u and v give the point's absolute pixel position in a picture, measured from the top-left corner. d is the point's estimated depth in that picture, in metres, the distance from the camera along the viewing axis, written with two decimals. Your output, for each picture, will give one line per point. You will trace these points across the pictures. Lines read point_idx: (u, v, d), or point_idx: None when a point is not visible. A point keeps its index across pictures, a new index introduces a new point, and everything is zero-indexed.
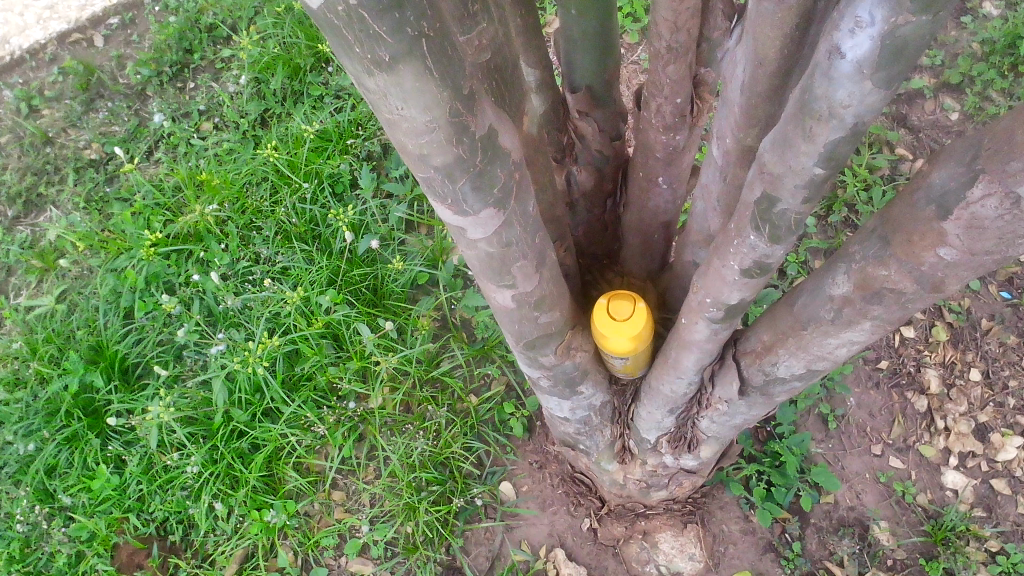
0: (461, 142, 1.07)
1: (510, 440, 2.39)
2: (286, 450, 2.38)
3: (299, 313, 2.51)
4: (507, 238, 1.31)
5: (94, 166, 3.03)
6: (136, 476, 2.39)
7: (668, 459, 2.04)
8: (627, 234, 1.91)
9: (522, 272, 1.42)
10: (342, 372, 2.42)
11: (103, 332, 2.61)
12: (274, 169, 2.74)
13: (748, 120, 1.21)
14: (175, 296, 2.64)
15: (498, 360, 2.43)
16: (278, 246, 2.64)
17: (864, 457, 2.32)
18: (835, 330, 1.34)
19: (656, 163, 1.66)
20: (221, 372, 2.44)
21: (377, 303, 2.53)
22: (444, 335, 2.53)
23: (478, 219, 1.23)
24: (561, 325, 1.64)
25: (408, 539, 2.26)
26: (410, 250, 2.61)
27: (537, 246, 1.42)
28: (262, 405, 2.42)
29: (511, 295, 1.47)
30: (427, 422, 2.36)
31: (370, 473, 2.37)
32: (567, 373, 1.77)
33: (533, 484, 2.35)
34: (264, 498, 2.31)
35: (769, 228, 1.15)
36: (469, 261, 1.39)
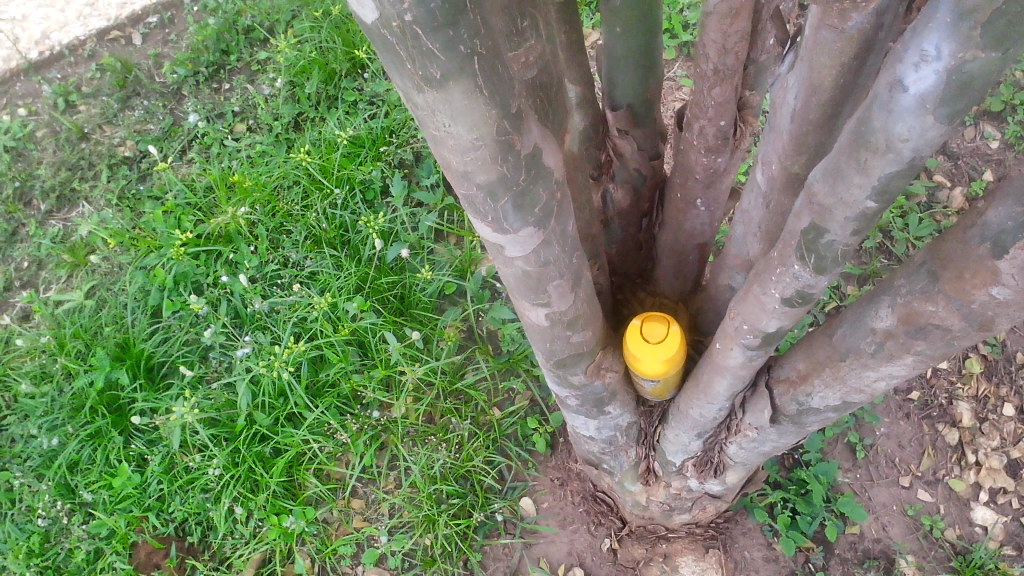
0: (505, 160, 1.05)
1: (532, 455, 2.38)
2: (307, 456, 2.37)
3: (325, 319, 2.50)
4: (545, 257, 1.30)
5: (128, 164, 3.04)
6: (157, 475, 2.39)
7: (693, 482, 2.01)
8: (660, 255, 1.89)
9: (557, 291, 1.40)
10: (366, 381, 2.41)
11: (130, 329, 2.61)
12: (306, 174, 2.73)
13: (797, 148, 1.19)
14: (203, 296, 2.64)
15: (524, 374, 2.42)
16: (307, 251, 2.63)
17: (892, 489, 2.28)
18: (875, 363, 1.31)
19: (695, 184, 1.64)
20: (246, 375, 2.43)
21: (403, 312, 2.51)
22: (469, 347, 2.50)
23: (517, 237, 1.22)
24: (592, 344, 1.63)
25: (427, 551, 2.25)
26: (439, 260, 2.60)
27: (575, 266, 1.40)
28: (286, 409, 2.41)
29: (544, 313, 1.46)
30: (450, 434, 2.34)
31: (391, 483, 2.37)
32: (596, 393, 1.75)
33: (554, 501, 2.33)
34: (283, 503, 2.30)
35: (815, 259, 1.13)
36: (505, 278, 1.38)
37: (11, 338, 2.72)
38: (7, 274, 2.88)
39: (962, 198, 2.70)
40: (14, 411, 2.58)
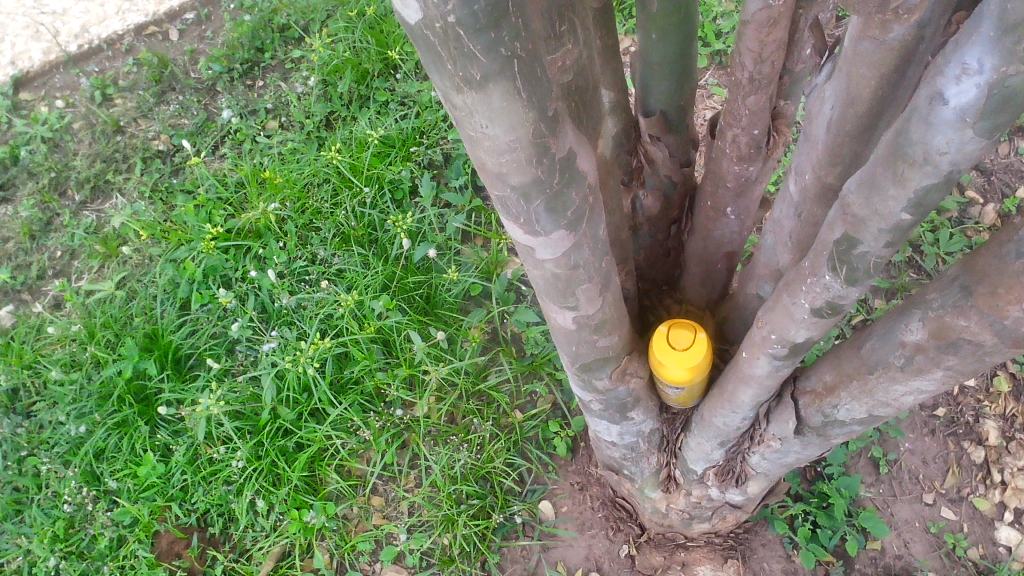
0: (540, 163, 1.06)
1: (553, 458, 2.39)
2: (329, 451, 2.39)
3: (351, 316, 2.49)
4: (575, 260, 1.31)
5: (162, 158, 3.07)
6: (181, 465, 2.41)
7: (714, 491, 2.02)
8: (688, 262, 1.88)
9: (586, 295, 1.41)
10: (390, 379, 2.41)
11: (159, 321, 2.63)
12: (336, 172, 2.75)
13: (832, 158, 1.19)
14: (232, 290, 2.65)
15: (546, 377, 2.42)
16: (335, 248, 2.63)
17: (915, 505, 2.26)
18: (904, 376, 1.31)
19: (726, 193, 1.64)
20: (271, 369, 2.44)
21: (429, 312, 2.51)
22: (493, 349, 2.51)
23: (548, 240, 1.23)
24: (618, 350, 1.63)
25: (445, 551, 2.26)
26: (465, 261, 2.60)
27: (605, 271, 1.41)
28: (310, 405, 2.42)
29: (572, 316, 1.47)
30: (472, 435, 2.35)
31: (410, 481, 2.38)
32: (620, 398, 1.75)
33: (573, 506, 2.34)
34: (305, 498, 2.33)
35: (847, 270, 1.13)
36: (534, 280, 1.39)
37: (43, 326, 2.76)
38: (41, 262, 2.93)
39: (993, 215, 2.68)
40: (43, 398, 2.62)
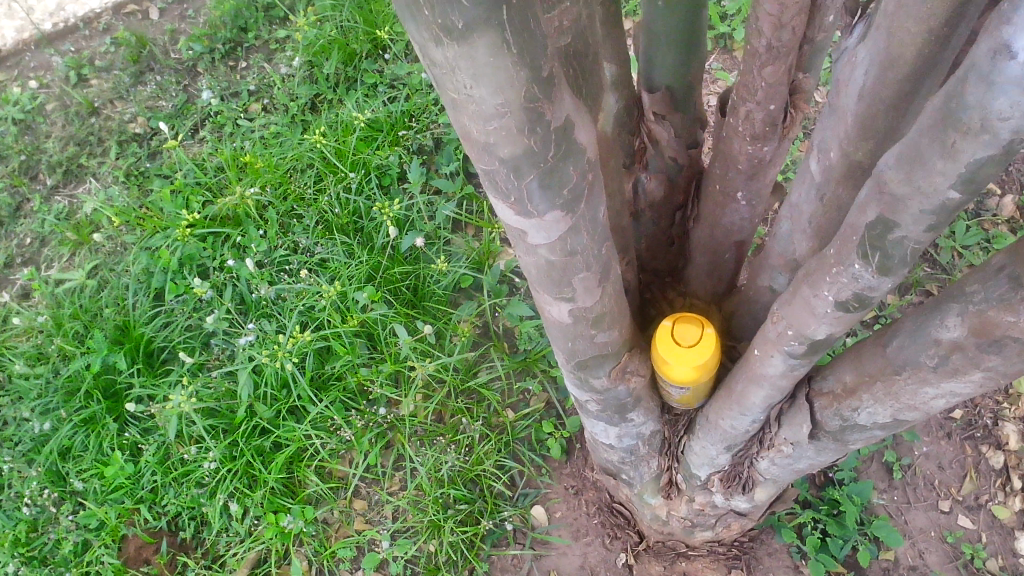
0: (533, 132, 0.92)
1: (546, 461, 2.25)
2: (308, 451, 2.26)
3: (333, 309, 2.35)
4: (571, 246, 1.17)
5: (138, 141, 2.91)
6: (151, 466, 2.27)
7: (718, 498, 1.89)
8: (694, 253, 1.74)
9: (584, 285, 1.27)
10: (374, 375, 2.27)
11: (131, 312, 2.49)
12: (321, 157, 2.61)
13: (862, 132, 1.05)
14: (208, 280, 2.51)
15: (540, 374, 2.29)
16: (318, 237, 2.49)
17: (930, 513, 2.13)
18: (936, 378, 1.18)
19: (737, 176, 1.50)
20: (248, 364, 2.30)
21: (416, 304, 2.37)
22: (484, 344, 2.38)
23: (542, 222, 1.09)
24: (618, 346, 1.50)
25: (430, 559, 2.12)
26: (455, 252, 2.46)
27: (605, 259, 1.27)
28: (289, 402, 2.28)
29: (568, 309, 1.33)
30: (460, 435, 2.21)
31: (395, 484, 2.25)
32: (619, 398, 1.62)
33: (568, 511, 2.20)
34: (282, 501, 2.19)
35: (880, 258, 1.00)
36: (526, 268, 1.26)
37: (9, 316, 2.61)
38: (9, 250, 2.78)
39: (1012, 207, 2.55)
40: (8, 393, 2.48)
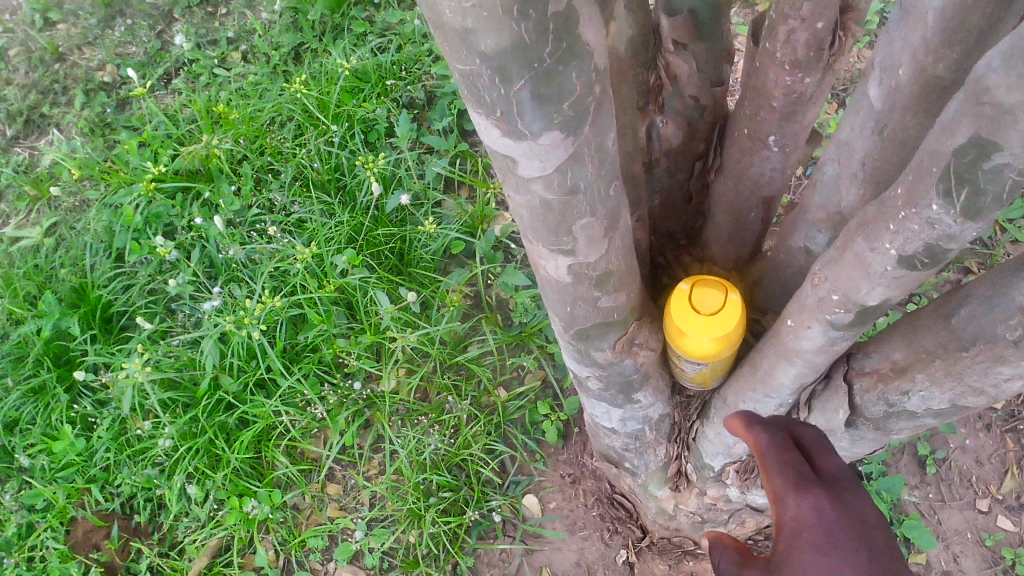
0: (524, 17, 0.69)
1: (541, 446, 2.03)
2: (277, 430, 2.04)
3: (308, 273, 2.13)
4: (573, 181, 0.95)
5: (105, 90, 2.67)
6: (104, 442, 2.06)
7: (733, 492, 1.67)
8: (713, 211, 1.51)
9: (587, 234, 1.05)
10: (351, 347, 2.05)
11: (89, 273, 2.26)
12: (301, 109, 2.37)
13: (948, 34, 0.82)
14: (174, 239, 2.28)
15: (536, 351, 2.06)
16: (295, 195, 2.26)
17: (966, 513, 1.92)
18: (1015, 356, 0.95)
19: (769, 116, 1.26)
20: (213, 332, 2.07)
21: (400, 271, 2.15)
22: (475, 316, 2.16)
23: (536, 147, 0.87)
24: (625, 313, 1.28)
25: (409, 551, 1.92)
26: (446, 214, 2.24)
27: (613, 204, 1.05)
28: (256, 374, 2.06)
29: (567, 265, 1.11)
30: (446, 415, 1.99)
31: (373, 468, 2.03)
32: (625, 374, 1.41)
33: (563, 502, 1.98)
34: (247, 484, 1.98)
35: (969, 195, 0.77)
36: (517, 211, 1.03)
37: None
38: None
39: None
40: None
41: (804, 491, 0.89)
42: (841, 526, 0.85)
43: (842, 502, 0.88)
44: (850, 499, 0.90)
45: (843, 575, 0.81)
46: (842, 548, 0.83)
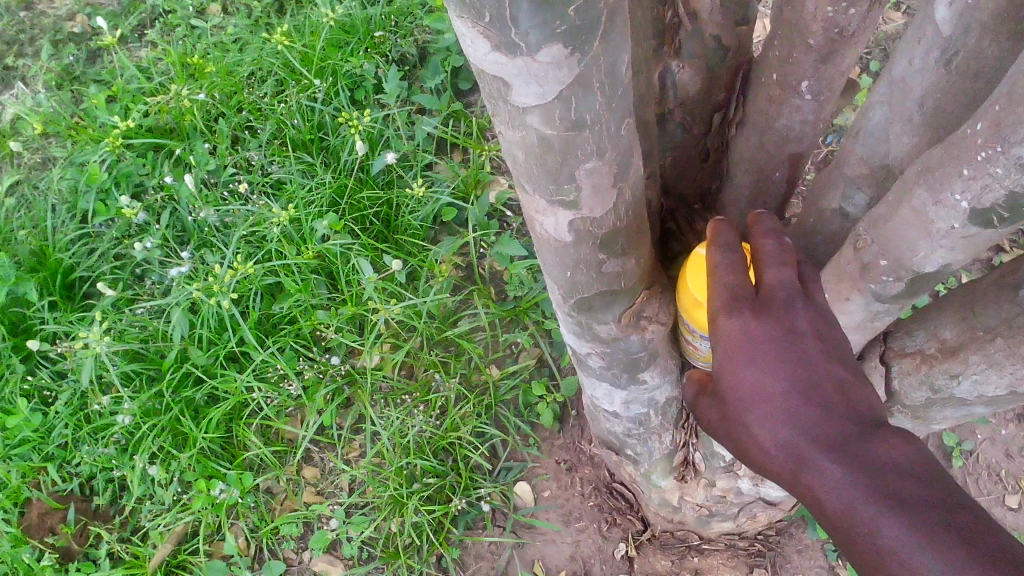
0: None
1: (535, 429, 1.88)
2: (249, 408, 1.88)
3: (285, 238, 1.96)
4: (578, 113, 0.78)
5: (76, 41, 2.51)
6: (62, 418, 1.89)
7: (744, 484, 1.52)
8: (733, 170, 1.34)
9: (593, 181, 0.89)
10: (330, 319, 1.88)
11: (50, 235, 2.09)
12: (283, 63, 2.19)
13: None
14: (142, 200, 2.11)
15: (531, 327, 1.90)
16: (273, 153, 2.09)
17: (995, 510, 1.76)
18: None
19: (804, 57, 1.09)
20: (182, 300, 1.91)
21: (385, 238, 1.99)
22: (466, 289, 1.99)
23: (534, 66, 0.70)
24: (632, 281, 1.11)
25: (390, 541, 1.76)
26: (437, 177, 2.07)
27: (625, 144, 0.88)
28: (227, 347, 1.90)
29: (568, 221, 0.95)
30: (432, 395, 1.83)
31: (353, 450, 1.89)
32: (630, 352, 1.25)
33: (558, 490, 1.83)
34: (217, 467, 1.82)
35: None
36: (510, 151, 0.87)
37: None
38: None
39: None
40: None
41: (731, 309, 0.87)
42: (766, 341, 0.83)
43: (769, 316, 0.85)
44: (783, 312, 0.86)
45: (767, 386, 0.81)
46: (767, 362, 0.82)
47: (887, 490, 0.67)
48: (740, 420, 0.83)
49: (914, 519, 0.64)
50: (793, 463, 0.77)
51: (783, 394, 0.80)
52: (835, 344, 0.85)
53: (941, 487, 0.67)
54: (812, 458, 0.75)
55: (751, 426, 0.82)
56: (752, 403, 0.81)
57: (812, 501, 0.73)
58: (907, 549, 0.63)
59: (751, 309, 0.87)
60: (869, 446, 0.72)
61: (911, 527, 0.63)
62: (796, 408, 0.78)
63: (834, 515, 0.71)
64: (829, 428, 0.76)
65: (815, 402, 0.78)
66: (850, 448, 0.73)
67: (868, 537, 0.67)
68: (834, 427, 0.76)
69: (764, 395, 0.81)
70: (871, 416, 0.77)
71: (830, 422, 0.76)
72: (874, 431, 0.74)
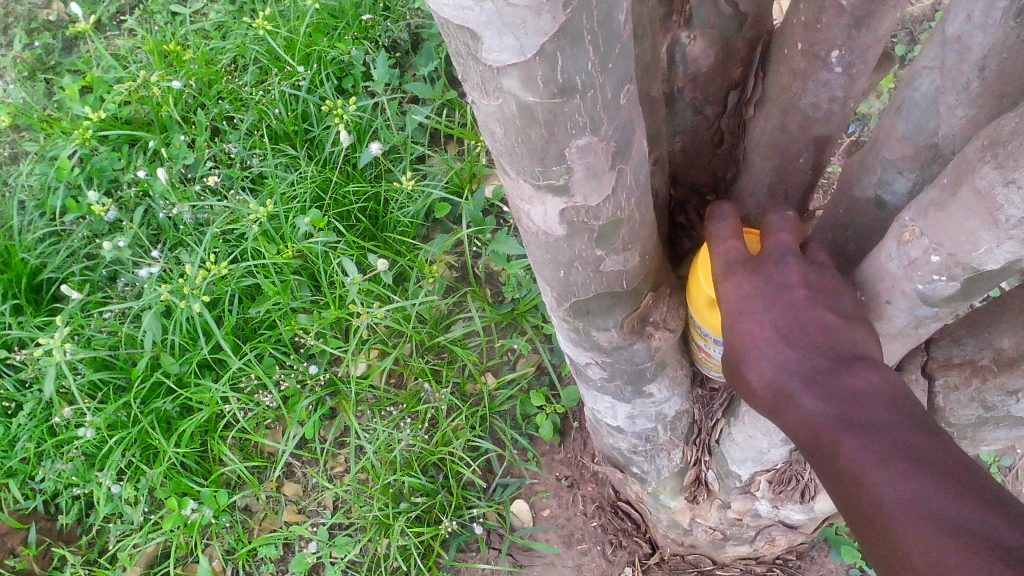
0: None
1: (533, 443, 1.73)
2: (225, 420, 1.74)
3: (265, 236, 1.82)
4: (566, 76, 0.64)
5: (51, 30, 2.38)
6: (25, 431, 1.76)
7: (762, 506, 1.37)
8: (750, 157, 1.19)
9: (586, 163, 0.74)
10: (313, 324, 1.75)
11: (17, 234, 1.96)
12: (266, 50, 2.05)
13: None
14: (115, 197, 1.98)
15: (530, 332, 1.76)
16: (253, 146, 1.96)
17: None
18: None
19: (836, 20, 0.95)
20: (154, 304, 1.77)
21: (372, 236, 1.85)
22: (460, 290, 1.85)
23: (507, 10, 0.56)
24: (637, 281, 0.97)
25: (376, 565, 1.61)
26: (429, 171, 1.93)
27: (623, 117, 0.74)
28: (201, 355, 1.76)
29: (559, 211, 0.80)
30: (421, 406, 1.68)
31: (338, 465, 1.74)
32: (634, 362, 1.10)
33: (559, 509, 1.69)
34: (189, 484, 1.68)
35: None
36: (487, 127, 0.73)
37: None
38: None
39: None
40: None
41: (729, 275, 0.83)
42: (751, 290, 0.80)
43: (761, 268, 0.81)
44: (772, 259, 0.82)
45: (757, 338, 0.78)
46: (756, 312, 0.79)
47: (860, 424, 0.67)
48: (730, 358, 0.83)
49: (877, 450, 0.64)
50: (777, 399, 0.76)
51: (767, 336, 0.78)
52: (832, 286, 0.79)
53: (914, 414, 0.66)
54: (795, 397, 0.74)
55: (746, 375, 0.80)
56: (742, 349, 0.80)
57: (794, 430, 0.74)
58: (869, 476, 0.63)
59: (737, 258, 0.84)
60: (849, 380, 0.71)
61: (873, 458, 0.64)
62: (779, 349, 0.77)
63: (811, 441, 0.71)
64: (815, 370, 0.74)
65: (802, 348, 0.76)
66: (834, 390, 0.71)
67: (837, 468, 0.67)
68: (814, 361, 0.74)
69: (747, 339, 0.79)
70: (854, 345, 0.75)
71: (812, 357, 0.75)
72: (853, 361, 0.73)
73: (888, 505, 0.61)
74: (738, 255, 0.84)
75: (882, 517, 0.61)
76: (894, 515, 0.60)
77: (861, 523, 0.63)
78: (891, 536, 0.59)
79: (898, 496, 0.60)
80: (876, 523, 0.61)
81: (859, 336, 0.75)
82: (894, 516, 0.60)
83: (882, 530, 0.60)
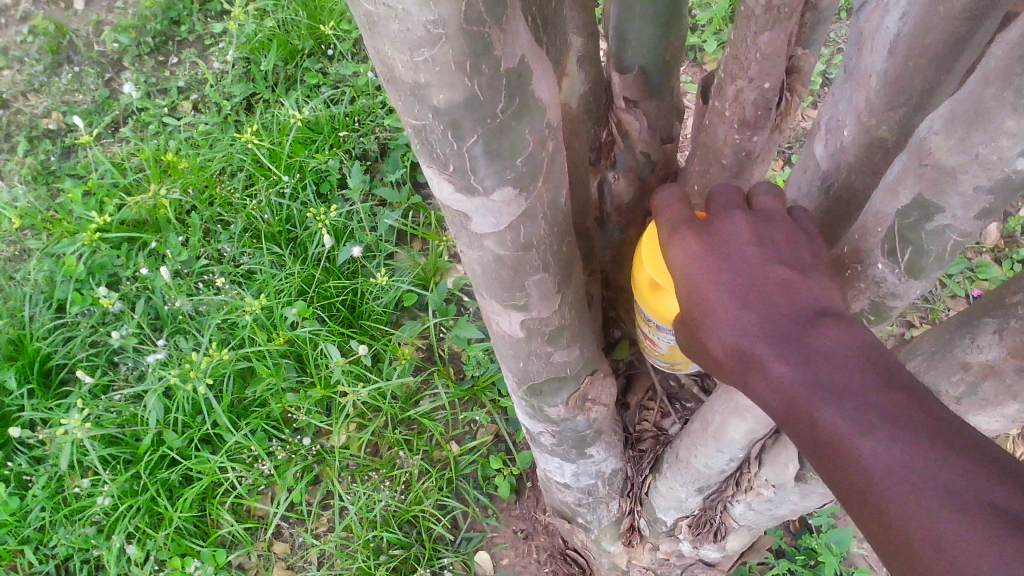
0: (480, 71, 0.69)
1: (492, 501, 2.00)
2: (222, 487, 1.98)
3: (258, 325, 2.10)
4: (525, 237, 0.95)
5: (51, 137, 2.64)
6: (39, 501, 1.97)
7: (685, 547, 1.67)
8: None
9: (539, 289, 1.05)
10: (301, 402, 2.02)
11: (28, 324, 2.19)
12: (252, 159, 2.35)
13: (895, 95, 0.87)
14: (118, 290, 2.24)
15: (488, 405, 2.04)
16: (244, 246, 2.24)
17: None
18: None
19: (720, 171, 1.28)
20: (157, 386, 2.03)
21: (351, 323, 2.13)
22: (427, 369, 2.14)
23: (488, 203, 0.86)
24: (578, 367, 1.28)
25: None
26: (398, 266, 2.22)
27: (564, 257, 1.05)
28: (201, 430, 2.01)
29: (520, 320, 1.10)
30: (396, 470, 1.96)
31: (321, 525, 1.98)
32: (577, 430, 1.40)
33: (516, 558, 1.94)
34: (190, 544, 1.91)
35: (911, 253, 0.78)
36: (469, 265, 1.03)
37: None
38: None
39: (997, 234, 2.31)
40: None
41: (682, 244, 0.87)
42: (704, 257, 0.84)
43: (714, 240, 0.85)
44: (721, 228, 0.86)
45: (715, 303, 0.81)
46: (713, 281, 0.82)
47: (830, 387, 0.69)
48: (690, 325, 0.86)
49: (858, 414, 0.65)
50: (740, 362, 0.78)
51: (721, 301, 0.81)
52: (779, 242, 0.84)
53: (882, 366, 0.68)
54: (759, 360, 0.76)
55: (705, 338, 0.82)
56: (701, 317, 0.82)
57: (761, 395, 0.76)
58: (848, 441, 0.65)
59: (684, 226, 0.89)
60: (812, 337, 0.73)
61: (856, 425, 0.65)
62: (738, 313, 0.79)
63: (780, 403, 0.73)
64: (776, 330, 0.76)
65: (759, 310, 0.78)
66: (796, 348, 0.73)
67: (813, 431, 0.69)
68: (775, 321, 0.77)
69: (703, 307, 0.82)
70: (809, 300, 0.78)
71: (772, 319, 0.77)
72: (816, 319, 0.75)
73: (876, 473, 0.62)
74: (686, 223, 0.89)
75: (873, 485, 0.62)
76: (885, 484, 0.62)
77: (846, 486, 0.66)
78: (887, 509, 0.62)
79: (885, 463, 0.62)
80: (863, 488, 0.63)
81: (813, 292, 0.79)
82: (889, 488, 0.61)
83: (876, 501, 0.62)
